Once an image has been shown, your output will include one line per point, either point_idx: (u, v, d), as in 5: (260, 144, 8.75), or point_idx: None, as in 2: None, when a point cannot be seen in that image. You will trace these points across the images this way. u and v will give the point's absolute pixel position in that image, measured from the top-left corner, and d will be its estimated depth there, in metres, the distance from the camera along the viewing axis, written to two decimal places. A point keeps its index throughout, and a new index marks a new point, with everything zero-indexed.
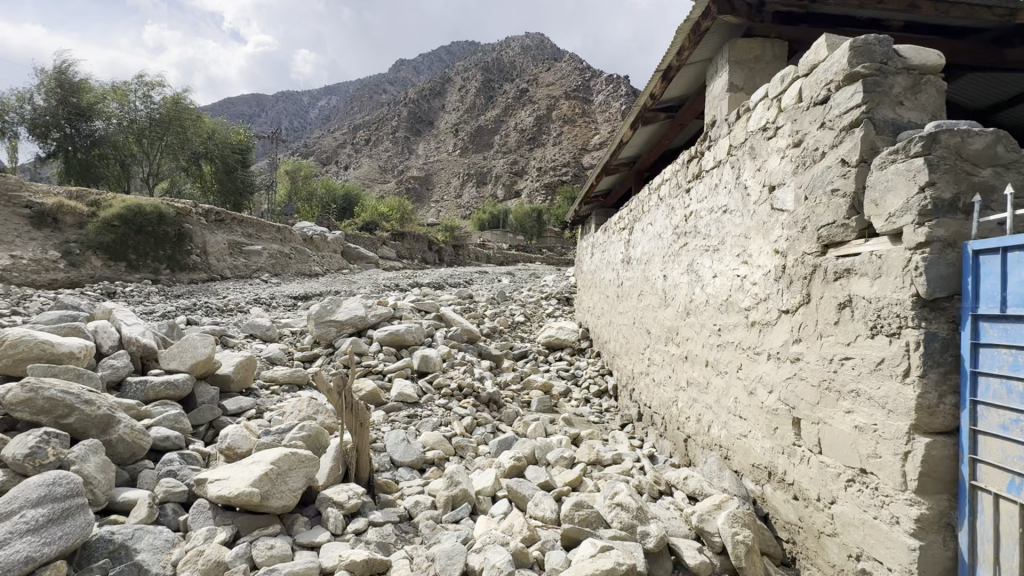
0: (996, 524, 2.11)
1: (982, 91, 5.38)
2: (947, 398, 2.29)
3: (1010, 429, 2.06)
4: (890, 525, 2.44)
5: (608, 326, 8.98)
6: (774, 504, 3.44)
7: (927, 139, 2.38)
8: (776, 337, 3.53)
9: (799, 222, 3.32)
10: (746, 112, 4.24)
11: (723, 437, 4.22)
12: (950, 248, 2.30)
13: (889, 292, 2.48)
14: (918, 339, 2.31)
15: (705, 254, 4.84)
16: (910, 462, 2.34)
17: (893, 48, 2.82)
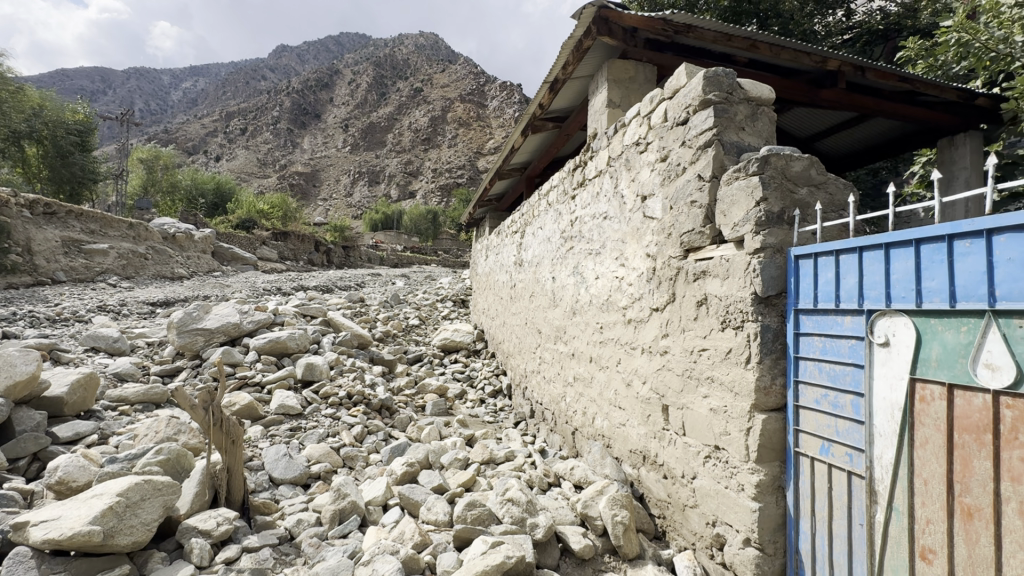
0: (812, 482, 2.53)
1: (805, 123, 6.40)
2: (777, 379, 2.71)
3: (821, 402, 2.48)
4: (737, 492, 2.82)
5: (502, 327, 9.19)
6: (648, 485, 3.78)
7: (761, 160, 2.81)
8: (648, 333, 3.90)
9: (666, 229, 3.71)
10: (622, 127, 4.63)
11: (606, 427, 4.55)
12: (778, 253, 2.74)
13: (734, 291, 2.88)
14: (756, 330, 2.72)
15: (588, 257, 5.18)
16: (751, 436, 2.73)
17: (736, 81, 3.28)
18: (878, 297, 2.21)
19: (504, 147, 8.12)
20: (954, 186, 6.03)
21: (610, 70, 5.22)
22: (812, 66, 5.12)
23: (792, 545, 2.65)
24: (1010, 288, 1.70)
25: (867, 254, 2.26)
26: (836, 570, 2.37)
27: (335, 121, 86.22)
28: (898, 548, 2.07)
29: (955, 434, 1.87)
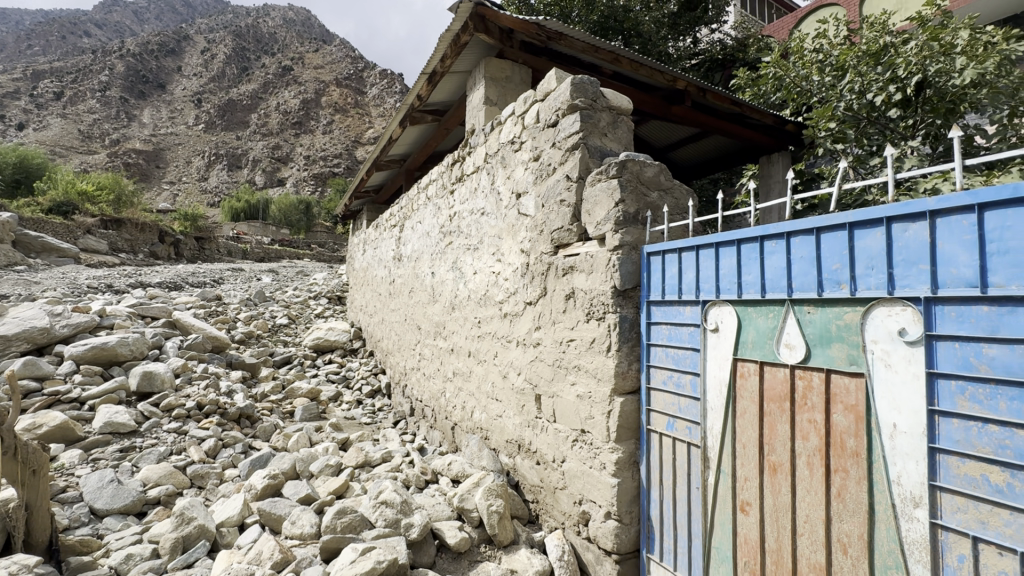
0: (661, 455, 2.82)
1: (660, 135, 7.12)
2: (633, 364, 2.99)
3: (667, 383, 2.78)
4: (600, 470, 3.06)
5: (381, 324, 8.84)
6: (522, 472, 3.93)
7: (619, 165, 3.07)
8: (522, 326, 4.03)
9: (538, 226, 3.87)
10: (498, 125, 4.72)
11: (484, 419, 4.63)
12: (633, 250, 3.02)
13: (598, 284, 3.12)
14: (615, 321, 2.98)
15: (466, 252, 5.21)
16: (612, 418, 2.98)
17: (599, 90, 3.53)
18: (710, 289, 2.53)
19: (381, 138, 7.79)
20: (772, 195, 7.19)
21: (487, 68, 5.31)
22: (665, 83, 5.71)
23: (644, 513, 2.93)
24: (802, 281, 2.07)
25: (702, 252, 2.59)
26: (678, 530, 2.68)
27: (184, 93, 75.37)
28: (724, 505, 2.41)
29: (764, 404, 2.23)
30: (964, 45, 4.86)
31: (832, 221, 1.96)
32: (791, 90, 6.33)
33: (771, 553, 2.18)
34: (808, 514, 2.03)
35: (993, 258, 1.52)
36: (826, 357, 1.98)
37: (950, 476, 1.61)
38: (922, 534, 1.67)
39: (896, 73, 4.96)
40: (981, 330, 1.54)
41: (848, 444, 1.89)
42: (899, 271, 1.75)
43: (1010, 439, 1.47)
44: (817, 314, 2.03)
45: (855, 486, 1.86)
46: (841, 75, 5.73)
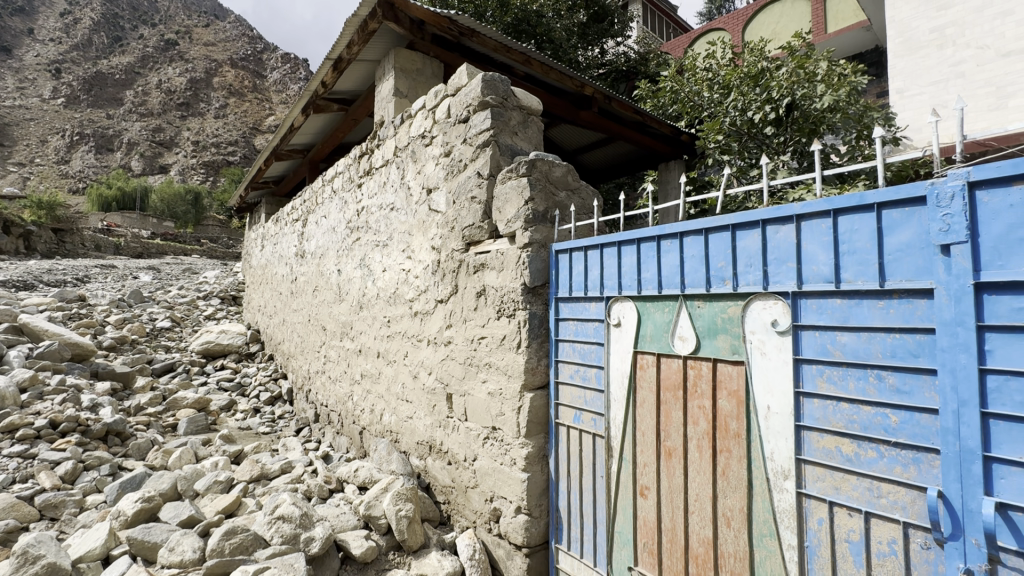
0: (568, 447, 2.90)
1: (569, 138, 7.35)
2: (542, 360, 3.05)
3: (574, 376, 2.87)
4: (511, 466, 3.09)
5: (281, 325, 8.21)
6: (434, 473, 3.85)
7: (528, 164, 3.13)
8: (433, 324, 3.95)
9: (449, 222, 3.81)
10: (408, 118, 4.58)
11: (393, 422, 4.47)
12: (542, 248, 3.08)
13: (508, 282, 3.15)
14: (525, 318, 3.03)
15: (375, 249, 4.99)
16: (522, 414, 3.02)
17: (510, 89, 3.56)
18: (613, 286, 2.65)
19: (280, 125, 7.23)
20: (669, 199, 7.73)
21: (397, 58, 5.14)
22: (573, 88, 5.89)
23: (553, 505, 2.99)
24: (693, 278, 2.23)
25: (606, 250, 2.70)
26: (584, 519, 2.77)
27: (37, 60, 64.57)
28: (626, 491, 2.54)
29: (661, 392, 2.38)
30: (824, 74, 5.57)
31: (718, 223, 2.13)
32: (686, 103, 6.86)
33: (666, 532, 2.33)
34: (698, 493, 2.19)
35: (844, 257, 1.74)
36: (714, 347, 2.16)
37: (812, 450, 1.81)
38: (790, 502, 1.87)
39: (771, 94, 5.57)
40: (835, 320, 1.76)
41: (731, 426, 2.08)
42: (772, 268, 1.95)
43: (856, 414, 1.70)
44: (705, 308, 2.20)
45: (737, 464, 2.05)
46: (727, 93, 6.32)
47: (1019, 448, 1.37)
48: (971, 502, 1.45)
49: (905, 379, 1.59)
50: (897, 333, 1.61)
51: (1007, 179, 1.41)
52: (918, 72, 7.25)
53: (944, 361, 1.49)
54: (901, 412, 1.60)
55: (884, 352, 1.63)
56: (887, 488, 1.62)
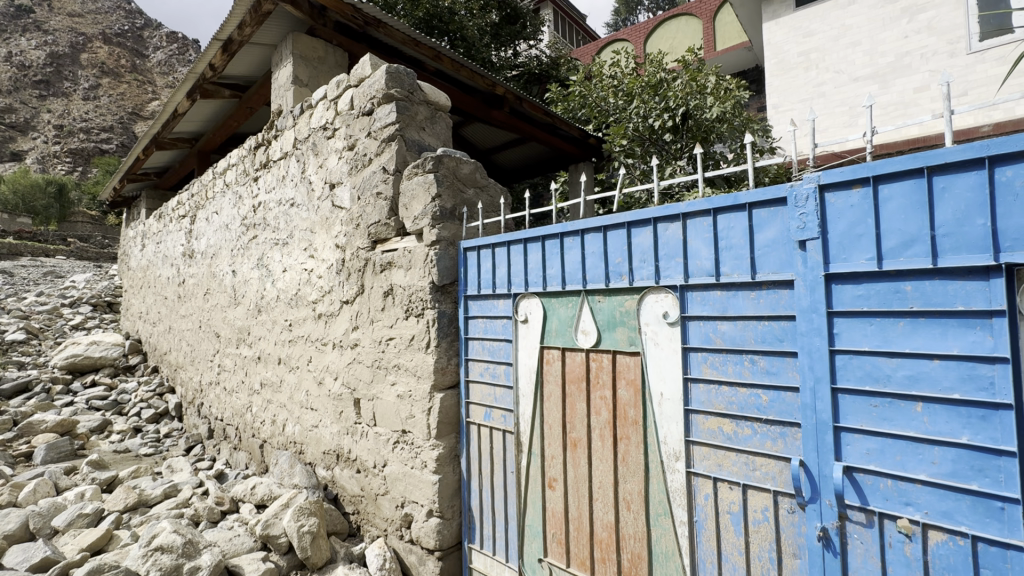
0: (479, 445, 2.89)
1: (482, 137, 7.32)
2: (452, 359, 3.02)
3: (484, 374, 2.87)
4: (421, 469, 3.02)
5: (168, 334, 7.37)
6: (342, 483, 3.66)
7: (435, 160, 3.07)
8: (338, 327, 3.75)
9: (354, 219, 3.63)
10: (309, 109, 4.31)
11: (297, 433, 4.18)
12: (451, 246, 3.05)
13: (416, 280, 3.08)
14: (434, 317, 2.97)
15: (274, 247, 4.64)
16: (432, 415, 2.96)
17: (417, 83, 3.48)
18: (520, 283, 2.68)
19: (161, 111, 6.48)
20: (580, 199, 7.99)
21: (295, 44, 4.82)
22: (484, 87, 5.86)
23: (465, 504, 2.97)
24: (593, 273, 2.31)
25: (512, 247, 2.72)
26: (496, 515, 2.78)
27: None
28: (535, 484, 2.58)
29: (566, 386, 2.44)
30: (713, 87, 6.04)
31: (614, 220, 2.23)
32: (594, 109, 7.16)
33: (573, 521, 2.40)
34: (601, 481, 2.28)
35: (723, 253, 1.89)
36: (613, 340, 2.26)
37: (699, 432, 1.95)
38: (681, 482, 2.01)
39: (669, 103, 5.96)
40: (716, 310, 1.91)
41: (630, 414, 2.18)
42: (663, 263, 2.07)
43: (735, 395, 1.85)
44: (605, 302, 2.29)
45: (635, 450, 2.16)
46: (630, 100, 6.63)
47: (860, 418, 1.58)
48: (825, 468, 1.64)
49: (773, 361, 1.76)
50: (766, 321, 1.78)
51: (849, 182, 1.61)
52: (791, 90, 8.11)
53: (803, 344, 1.68)
54: (770, 391, 1.77)
55: (756, 338, 1.80)
56: (760, 462, 1.79)
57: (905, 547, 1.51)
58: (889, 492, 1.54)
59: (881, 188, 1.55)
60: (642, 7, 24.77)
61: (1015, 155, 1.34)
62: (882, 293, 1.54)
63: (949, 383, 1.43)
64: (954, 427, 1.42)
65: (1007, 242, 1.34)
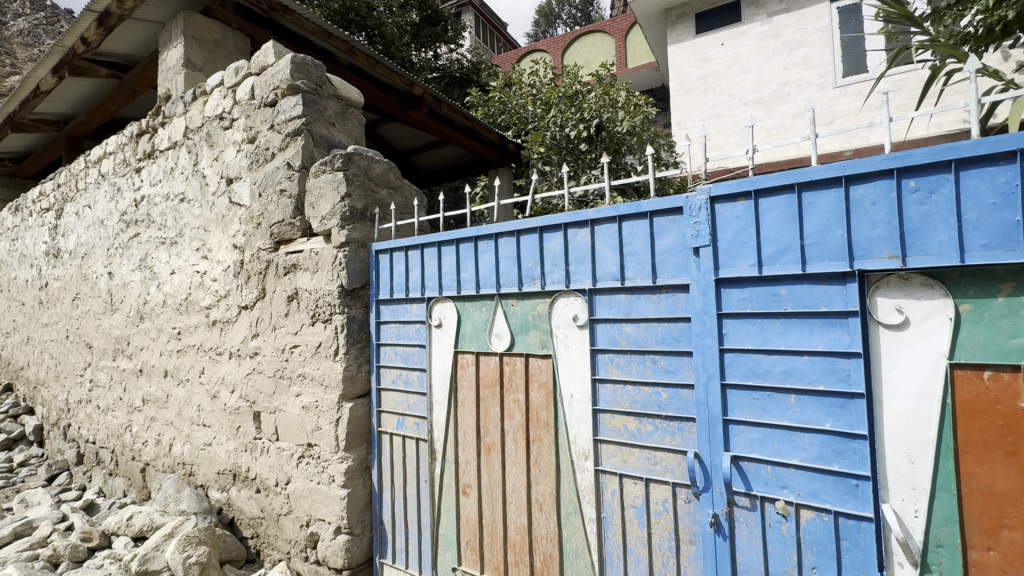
0: (391, 455, 2.78)
1: (399, 136, 7.08)
2: (363, 366, 2.88)
3: (396, 381, 2.77)
4: (328, 485, 2.85)
5: (25, 345, 6.34)
6: (239, 506, 3.35)
7: (345, 157, 2.93)
8: (235, 335, 3.44)
9: (254, 218, 3.35)
10: (202, 95, 3.93)
11: (187, 453, 3.77)
12: (362, 248, 2.93)
13: (323, 284, 2.92)
14: (343, 323, 2.83)
15: (160, 247, 4.16)
16: (341, 426, 2.81)
17: (326, 76, 3.30)
18: (434, 288, 2.63)
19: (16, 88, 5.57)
20: None
21: (187, 23, 4.38)
22: (402, 86, 5.68)
23: (376, 518, 2.84)
24: (507, 278, 2.33)
25: (426, 251, 2.66)
26: (409, 527, 2.69)
27: None
28: (449, 492, 2.53)
29: (480, 390, 2.43)
30: (624, 102, 6.32)
31: (527, 225, 2.26)
32: (513, 115, 7.21)
33: (487, 527, 2.38)
34: (515, 484, 2.29)
35: (627, 258, 1.98)
36: (526, 343, 2.28)
37: (606, 430, 2.03)
38: (590, 480, 2.07)
39: (584, 114, 6.17)
40: (621, 313, 1.99)
41: (542, 416, 2.21)
42: (573, 268, 2.13)
43: (638, 394, 1.95)
44: (518, 306, 2.31)
45: (547, 451, 2.19)
46: (548, 109, 6.79)
47: (745, 411, 1.72)
48: (716, 459, 1.77)
49: (671, 360, 1.87)
50: (665, 323, 1.89)
51: (735, 195, 1.75)
52: None
53: (697, 344, 1.80)
54: (669, 389, 1.88)
55: (657, 339, 1.91)
56: (661, 456, 1.90)
57: (782, 527, 1.66)
58: (768, 477, 1.69)
59: (761, 202, 1.71)
60: (560, 21, 25.49)
61: (865, 176, 1.53)
62: (762, 297, 1.70)
63: (815, 376, 1.60)
64: (820, 415, 1.60)
65: (859, 251, 1.54)
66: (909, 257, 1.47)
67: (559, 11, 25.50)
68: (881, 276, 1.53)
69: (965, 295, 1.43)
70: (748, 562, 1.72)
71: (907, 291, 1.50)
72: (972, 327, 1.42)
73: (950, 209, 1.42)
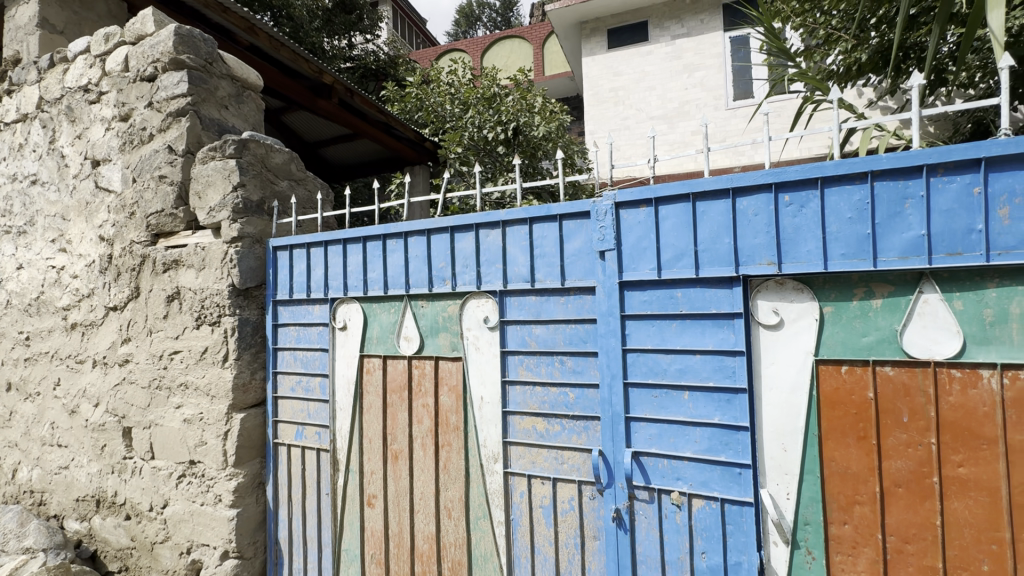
0: (289, 469, 2.57)
1: (307, 125, 6.64)
2: (257, 373, 2.64)
3: (295, 389, 2.57)
4: (214, 505, 2.56)
5: None
6: (104, 536, 2.91)
7: (238, 143, 2.66)
8: (101, 340, 2.99)
9: (126, 207, 2.94)
10: (62, 61, 3.37)
11: (36, 478, 3.21)
12: (258, 244, 2.68)
13: (210, 283, 2.63)
14: (233, 325, 2.57)
15: (4, 237, 3.52)
16: (230, 440, 2.54)
17: (217, 52, 2.97)
18: (338, 288, 2.47)
19: None
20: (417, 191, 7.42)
21: None
22: (310, 72, 5.32)
23: (271, 538, 2.61)
24: (417, 277, 2.25)
25: (330, 248, 2.50)
26: (308, 545, 2.50)
27: None
28: (352, 504, 2.39)
29: (387, 395, 2.32)
30: (540, 108, 6.36)
31: (437, 224, 2.19)
32: (430, 113, 7.03)
33: (393, 538, 2.28)
34: (423, 491, 2.22)
35: (537, 260, 2.00)
36: (435, 346, 2.22)
37: (515, 432, 2.03)
38: (499, 483, 2.05)
39: (502, 117, 6.17)
40: (531, 314, 2.01)
41: (451, 420, 2.16)
42: (484, 269, 2.11)
43: (546, 395, 1.97)
44: (428, 308, 2.24)
45: (456, 456, 2.14)
46: (466, 109, 6.70)
47: (645, 408, 1.80)
48: (618, 455, 1.83)
49: (578, 361, 1.92)
50: (573, 324, 1.93)
51: (637, 202, 1.83)
52: None
53: (602, 345, 1.86)
54: (576, 389, 1.92)
55: (565, 340, 1.94)
56: (567, 455, 1.93)
57: (676, 516, 1.76)
58: (665, 470, 1.78)
59: (661, 209, 1.80)
60: (480, 23, 25.51)
61: (749, 189, 1.67)
62: (661, 299, 1.79)
63: (706, 373, 1.72)
64: (710, 409, 1.71)
65: (743, 258, 1.68)
66: (784, 264, 1.63)
67: (479, 13, 25.46)
68: (761, 280, 1.68)
69: (827, 299, 1.60)
70: (646, 552, 1.80)
71: (782, 295, 1.66)
72: (833, 327, 1.60)
73: (817, 221, 1.59)
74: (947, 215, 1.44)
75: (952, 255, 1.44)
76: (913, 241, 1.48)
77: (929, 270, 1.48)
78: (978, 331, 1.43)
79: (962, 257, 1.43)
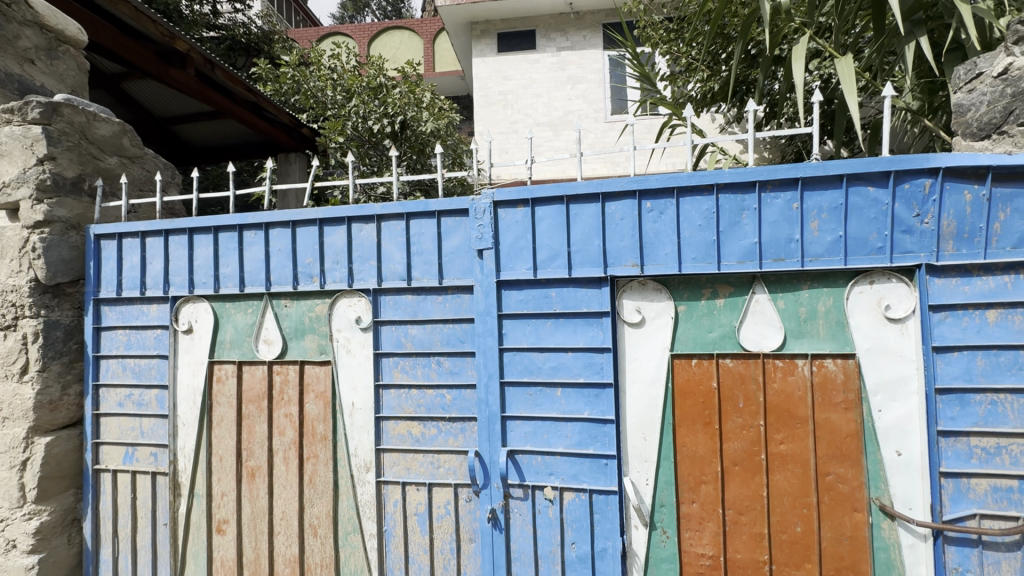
0: (115, 499, 2.17)
1: (154, 96, 5.72)
2: (71, 388, 2.18)
3: (124, 404, 2.17)
4: (4, 554, 2.05)
5: None
6: None
7: (46, 107, 2.15)
8: None
9: None
10: None
11: None
12: (73, 230, 2.22)
13: (3, 277, 2.12)
14: (35, 330, 2.09)
15: None
16: (30, 471, 2.05)
17: None
18: (182, 284, 2.14)
19: None
20: (291, 179, 6.87)
21: None
22: (158, 35, 4.58)
23: None
24: (279, 273, 2.03)
25: (172, 238, 2.15)
26: None
27: None
28: (198, 532, 2.08)
29: (242, 406, 2.07)
30: (428, 103, 6.17)
31: (304, 216, 2.00)
32: (309, 98, 6.48)
33: (248, 565, 2.03)
34: (284, 510, 2.01)
35: (414, 257, 1.92)
36: (301, 349, 2.02)
37: (389, 438, 1.92)
38: (371, 493, 1.93)
39: (388, 109, 5.87)
40: (407, 314, 1.92)
41: (318, 430, 1.99)
42: (357, 266, 1.97)
43: (422, 397, 1.90)
44: (292, 308, 2.04)
45: (324, 468, 1.97)
46: (349, 98, 6.27)
47: (521, 406, 1.82)
48: (493, 455, 1.83)
49: (455, 361, 1.88)
50: (450, 324, 1.89)
51: (515, 202, 1.84)
52: None
53: (479, 345, 1.84)
54: (453, 390, 1.88)
55: (442, 340, 1.89)
56: (444, 458, 1.88)
57: (549, 511, 1.80)
58: (539, 466, 1.81)
59: (537, 209, 1.83)
60: (369, 9, 24.33)
61: (617, 195, 1.77)
62: (536, 298, 1.82)
63: (577, 370, 1.79)
64: (580, 405, 1.78)
65: (611, 260, 1.77)
66: (645, 266, 1.75)
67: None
68: (626, 281, 1.79)
69: (681, 299, 1.76)
70: (520, 549, 1.82)
71: (644, 294, 1.78)
72: (686, 324, 1.76)
73: (673, 227, 1.73)
74: (773, 225, 1.66)
75: (777, 260, 1.66)
76: (748, 248, 1.68)
77: (760, 273, 1.69)
78: (795, 327, 1.67)
79: (785, 262, 1.65)
